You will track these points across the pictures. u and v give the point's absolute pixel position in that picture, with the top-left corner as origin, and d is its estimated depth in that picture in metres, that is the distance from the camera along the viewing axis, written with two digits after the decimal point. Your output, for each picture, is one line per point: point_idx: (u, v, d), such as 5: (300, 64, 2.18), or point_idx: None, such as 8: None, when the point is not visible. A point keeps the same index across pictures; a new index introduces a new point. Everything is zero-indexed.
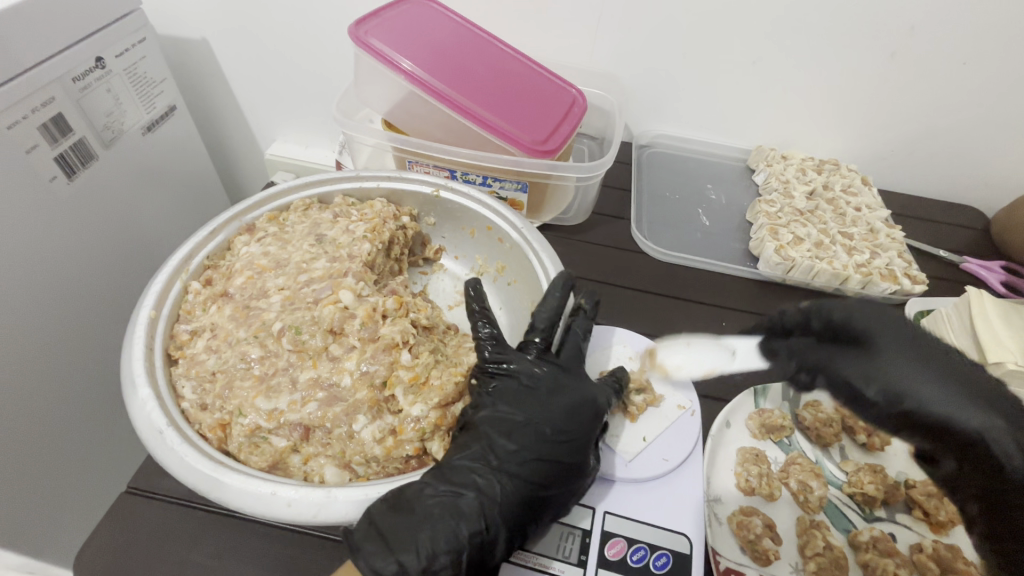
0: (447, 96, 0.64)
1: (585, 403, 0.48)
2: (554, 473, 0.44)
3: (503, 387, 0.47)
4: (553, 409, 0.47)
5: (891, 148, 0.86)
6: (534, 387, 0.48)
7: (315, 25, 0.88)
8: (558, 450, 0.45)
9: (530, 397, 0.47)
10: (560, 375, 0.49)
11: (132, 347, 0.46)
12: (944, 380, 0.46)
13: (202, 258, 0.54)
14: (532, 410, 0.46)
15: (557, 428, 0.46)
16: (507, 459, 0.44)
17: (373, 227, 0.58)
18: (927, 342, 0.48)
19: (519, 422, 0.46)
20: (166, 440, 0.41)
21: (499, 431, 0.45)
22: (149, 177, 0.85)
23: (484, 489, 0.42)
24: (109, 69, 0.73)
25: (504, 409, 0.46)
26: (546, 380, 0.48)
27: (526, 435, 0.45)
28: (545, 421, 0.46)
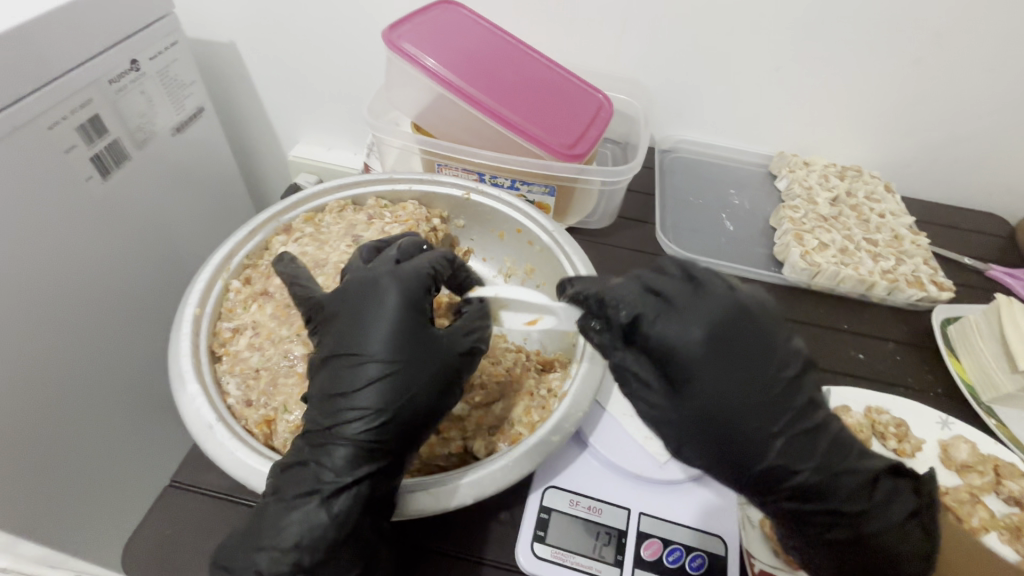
0: (477, 100, 0.65)
1: (389, 320, 0.42)
2: (380, 396, 0.40)
3: (341, 310, 0.44)
4: (359, 338, 0.41)
5: (915, 155, 0.86)
6: (353, 317, 0.43)
7: (343, 30, 0.89)
8: (364, 378, 0.40)
9: (354, 324, 0.42)
10: (378, 292, 0.43)
11: (179, 344, 0.46)
12: (736, 387, 0.38)
13: (241, 257, 0.55)
14: (350, 338, 0.42)
15: (361, 361, 0.41)
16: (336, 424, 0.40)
17: (408, 230, 0.59)
18: (722, 344, 0.39)
19: (344, 365, 0.41)
20: (216, 435, 0.41)
21: (327, 385, 0.41)
22: (177, 177, 0.86)
23: (321, 456, 0.40)
24: (143, 71, 0.74)
25: (333, 349, 0.42)
26: (355, 300, 0.44)
27: (345, 366, 0.41)
28: (363, 357, 0.41)
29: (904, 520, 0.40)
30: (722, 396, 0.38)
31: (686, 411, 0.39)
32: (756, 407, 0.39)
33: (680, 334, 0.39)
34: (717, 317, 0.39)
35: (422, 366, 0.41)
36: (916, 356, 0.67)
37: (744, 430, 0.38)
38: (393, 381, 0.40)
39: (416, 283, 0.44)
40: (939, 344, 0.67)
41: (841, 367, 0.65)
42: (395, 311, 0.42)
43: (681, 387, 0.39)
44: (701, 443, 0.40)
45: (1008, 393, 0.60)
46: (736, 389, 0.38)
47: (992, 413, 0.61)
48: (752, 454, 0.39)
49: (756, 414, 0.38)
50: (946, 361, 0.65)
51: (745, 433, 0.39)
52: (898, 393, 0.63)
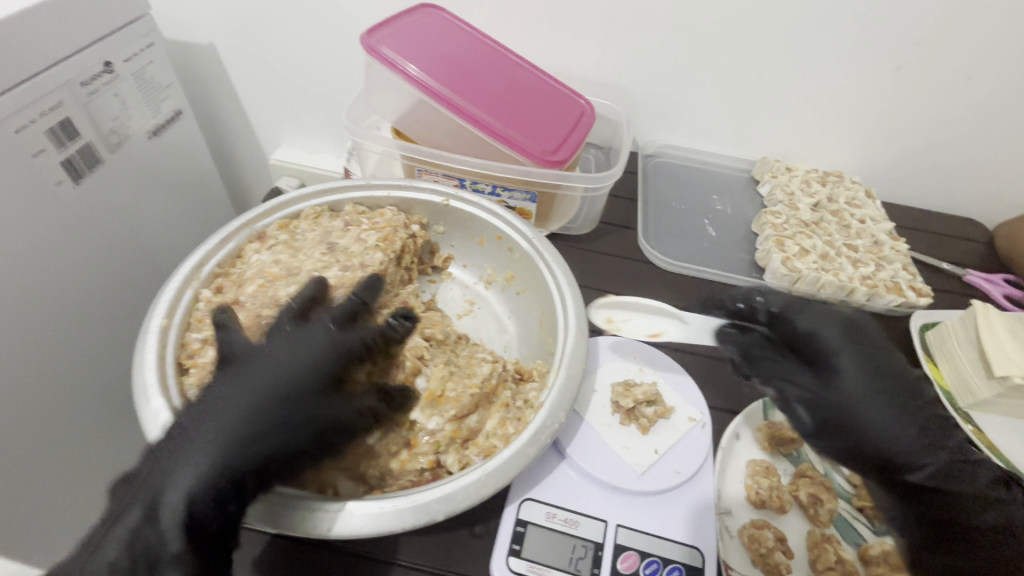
0: (456, 105, 0.65)
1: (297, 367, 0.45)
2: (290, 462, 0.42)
3: (259, 352, 0.46)
4: (259, 379, 0.44)
5: (895, 161, 0.87)
6: (269, 358, 0.45)
7: (325, 32, 0.88)
8: (258, 418, 0.43)
9: (270, 364, 0.45)
10: (298, 338, 0.46)
11: (144, 356, 0.45)
12: (895, 389, 0.49)
13: (212, 266, 0.54)
14: (258, 376, 0.44)
15: (254, 402, 0.43)
16: (230, 457, 0.41)
17: (384, 236, 0.58)
18: (883, 357, 0.50)
19: (249, 402, 0.43)
20: (180, 452, 0.41)
21: (218, 420, 0.42)
22: (153, 181, 0.84)
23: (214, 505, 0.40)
24: (117, 73, 0.72)
25: (238, 386, 0.44)
26: (304, 356, 0.46)
27: (279, 425, 0.43)
28: (267, 396, 0.43)
29: (986, 495, 0.46)
30: (863, 386, 0.48)
31: (830, 395, 0.48)
32: (900, 391, 0.49)
33: (821, 329, 0.50)
34: (849, 328, 0.51)
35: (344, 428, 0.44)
36: None
37: (872, 416, 0.47)
38: (311, 443, 0.43)
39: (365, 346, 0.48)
40: (918, 350, 0.67)
41: None
42: (308, 357, 0.45)
43: (830, 375, 0.49)
44: (839, 426, 0.48)
45: (985, 398, 0.61)
46: (871, 378, 0.49)
47: (969, 419, 0.62)
48: (864, 431, 0.47)
49: (886, 399, 0.48)
50: (925, 367, 0.66)
51: (873, 416, 0.47)
52: None
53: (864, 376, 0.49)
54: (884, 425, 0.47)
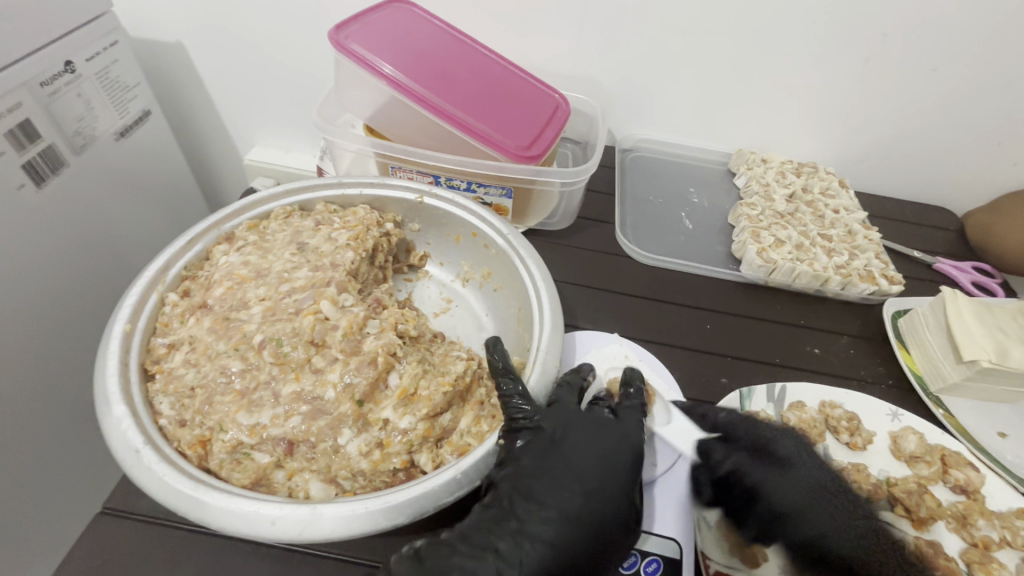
0: (428, 101, 0.64)
1: (625, 456, 0.46)
2: (583, 532, 0.42)
3: (527, 434, 0.46)
4: (585, 458, 0.45)
5: (867, 151, 0.88)
6: (563, 441, 0.46)
7: (295, 27, 0.87)
8: (598, 502, 0.43)
9: (557, 445, 0.45)
10: (589, 421, 0.48)
11: (106, 362, 0.44)
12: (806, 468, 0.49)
13: (179, 269, 0.53)
14: (552, 460, 0.45)
15: (595, 479, 0.44)
16: (530, 520, 0.42)
17: (356, 235, 0.57)
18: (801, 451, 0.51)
19: (547, 479, 0.43)
20: (142, 459, 0.39)
21: (526, 491, 0.43)
22: (122, 183, 0.82)
23: (504, 553, 0.40)
24: (79, 73, 0.70)
25: (527, 468, 0.44)
26: (563, 424, 0.47)
27: (555, 492, 0.43)
28: (572, 473, 0.44)
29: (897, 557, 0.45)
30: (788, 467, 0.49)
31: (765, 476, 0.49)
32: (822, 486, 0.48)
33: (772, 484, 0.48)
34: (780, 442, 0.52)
35: (551, 496, 0.43)
36: (868, 349, 0.69)
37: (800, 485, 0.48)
38: (583, 498, 0.43)
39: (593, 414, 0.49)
40: (890, 337, 0.69)
41: (798, 362, 0.66)
42: (607, 443, 0.46)
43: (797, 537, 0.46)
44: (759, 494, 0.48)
45: (953, 383, 0.61)
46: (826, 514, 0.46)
47: (939, 403, 0.63)
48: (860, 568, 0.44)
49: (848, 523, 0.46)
50: (897, 353, 0.67)
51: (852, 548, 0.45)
52: (851, 387, 0.64)
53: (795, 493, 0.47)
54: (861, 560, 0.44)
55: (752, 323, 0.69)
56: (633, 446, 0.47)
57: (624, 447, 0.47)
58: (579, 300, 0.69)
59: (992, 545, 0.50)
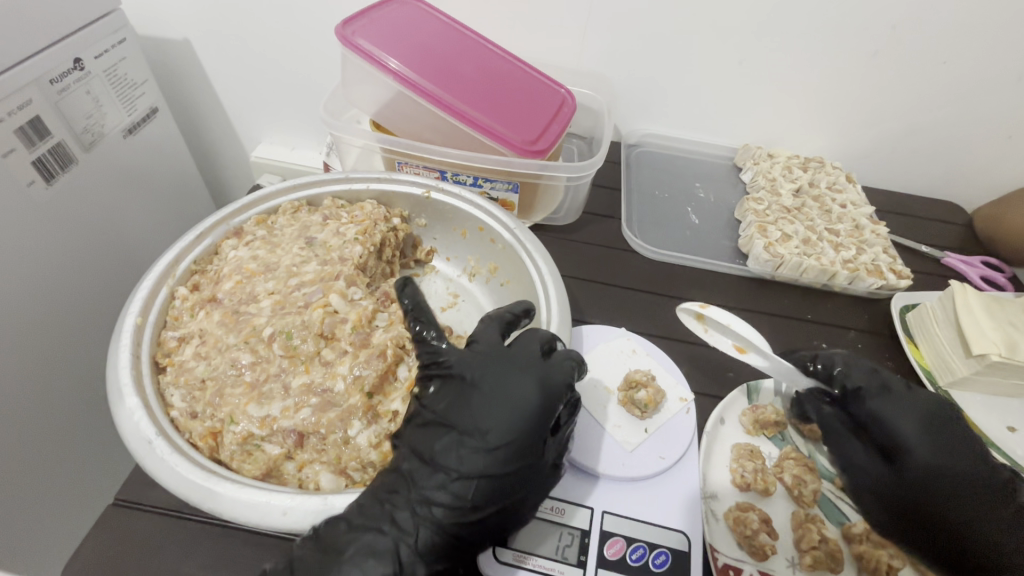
0: (435, 96, 0.64)
1: (532, 401, 0.41)
2: (482, 491, 0.39)
3: (437, 387, 0.43)
4: (488, 409, 0.41)
5: (875, 145, 0.88)
6: (469, 391, 0.42)
7: (303, 25, 0.87)
8: (498, 457, 0.39)
9: (463, 397, 0.42)
10: (498, 367, 0.43)
11: (118, 355, 0.44)
12: (931, 443, 0.48)
13: (188, 263, 0.53)
14: (454, 413, 0.41)
15: (496, 431, 0.40)
16: (427, 485, 0.39)
17: (364, 229, 0.57)
18: (932, 421, 0.49)
19: (446, 437, 0.40)
20: (155, 450, 0.40)
21: (425, 452, 0.40)
22: (131, 181, 0.82)
23: (399, 524, 0.38)
24: (89, 70, 0.71)
25: (429, 425, 0.42)
26: (473, 372, 0.43)
27: (451, 448, 0.40)
28: (472, 428, 0.40)
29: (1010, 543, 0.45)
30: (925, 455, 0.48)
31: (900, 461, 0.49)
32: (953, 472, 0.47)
33: (894, 416, 0.49)
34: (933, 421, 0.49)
35: (447, 454, 0.40)
36: (876, 344, 0.68)
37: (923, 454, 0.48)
38: (483, 452, 0.39)
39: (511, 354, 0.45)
40: (898, 331, 0.68)
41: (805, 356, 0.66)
42: (515, 390, 0.42)
43: (896, 447, 0.49)
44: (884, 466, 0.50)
45: (963, 377, 0.61)
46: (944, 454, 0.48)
47: (948, 397, 0.63)
48: (941, 515, 0.46)
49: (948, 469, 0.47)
50: (905, 347, 0.67)
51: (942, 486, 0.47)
52: None
53: (913, 422, 0.49)
54: (950, 511, 0.46)
55: (759, 318, 0.69)
56: (543, 389, 0.42)
57: (534, 391, 0.42)
58: (585, 294, 0.69)
59: None
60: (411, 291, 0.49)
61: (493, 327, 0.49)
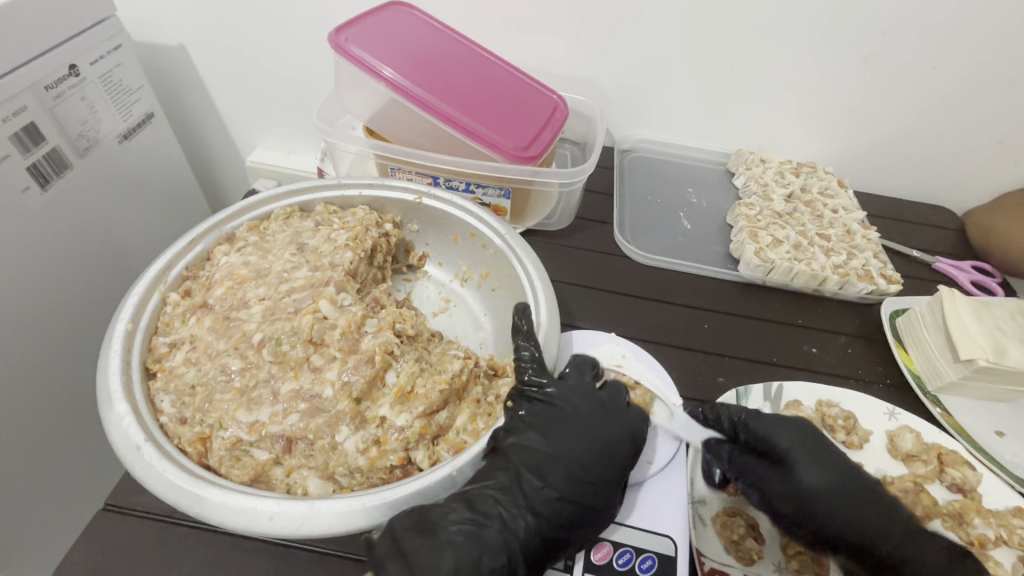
0: (428, 103, 0.64)
1: (629, 435, 0.48)
2: (586, 513, 0.44)
3: (538, 412, 0.48)
4: (591, 438, 0.47)
5: (866, 151, 0.89)
6: (575, 421, 0.48)
7: (297, 30, 0.88)
8: (604, 485, 0.45)
9: (565, 422, 0.47)
10: (596, 400, 0.49)
11: (108, 361, 0.45)
12: (814, 458, 0.50)
13: (180, 269, 0.54)
14: (560, 439, 0.46)
15: (598, 460, 0.46)
16: (534, 497, 0.44)
17: (355, 235, 0.57)
18: (806, 437, 0.51)
19: (554, 462, 0.45)
20: (144, 456, 0.40)
21: (530, 466, 0.45)
22: (125, 185, 0.83)
23: (508, 524, 0.42)
24: (84, 76, 0.71)
25: (534, 444, 0.46)
26: (580, 406, 0.49)
27: (556, 470, 0.45)
28: (577, 453, 0.46)
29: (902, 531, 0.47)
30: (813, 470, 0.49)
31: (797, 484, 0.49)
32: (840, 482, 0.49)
33: (775, 431, 0.51)
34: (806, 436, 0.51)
35: (555, 475, 0.45)
36: (866, 349, 0.69)
37: (810, 470, 0.49)
38: (587, 480, 0.45)
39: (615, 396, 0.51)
40: (889, 336, 0.69)
41: (795, 361, 0.66)
42: (617, 429, 0.48)
43: (791, 469, 0.50)
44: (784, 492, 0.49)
45: (952, 381, 0.61)
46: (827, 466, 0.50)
47: (937, 402, 0.63)
48: (825, 519, 0.48)
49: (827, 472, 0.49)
50: (896, 353, 0.67)
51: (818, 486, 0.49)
52: (848, 386, 0.64)
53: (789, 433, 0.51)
54: (833, 513, 0.48)
55: (749, 322, 0.70)
56: (637, 428, 0.49)
57: (628, 426, 0.48)
58: (575, 299, 0.69)
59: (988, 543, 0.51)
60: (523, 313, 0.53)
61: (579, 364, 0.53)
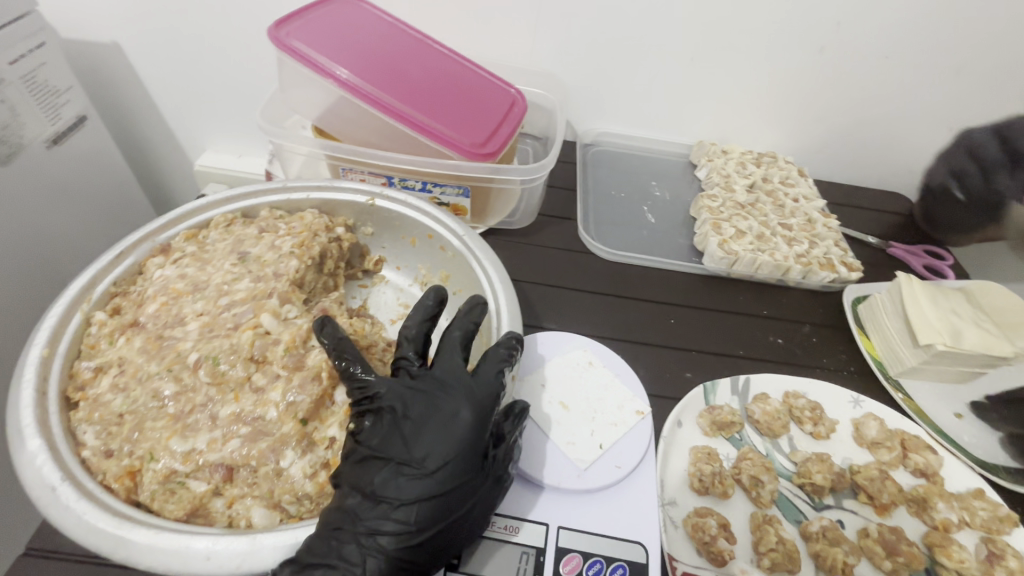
0: (376, 99, 0.61)
1: (468, 419, 0.42)
2: (428, 511, 0.39)
3: (372, 423, 0.42)
4: (426, 433, 0.41)
5: (825, 140, 0.89)
6: (404, 420, 0.41)
7: (240, 25, 0.83)
8: (444, 478, 0.39)
9: (397, 428, 0.41)
10: (427, 392, 0.43)
11: (21, 392, 0.40)
12: None
13: (107, 286, 0.49)
14: (388, 444, 0.40)
15: (434, 456, 0.40)
16: (371, 516, 0.38)
17: (301, 242, 0.54)
18: None
19: (384, 470, 0.39)
20: (60, 497, 0.36)
21: (362, 488, 0.39)
22: (58, 195, 0.77)
23: (349, 556, 0.37)
24: (2, 78, 0.65)
25: (364, 459, 0.40)
26: (410, 399, 0.42)
27: (391, 478, 0.39)
28: (409, 455, 0.40)
29: None
30: None
31: None
32: None
33: None
34: None
35: (388, 487, 0.39)
36: (831, 337, 0.69)
37: None
38: (424, 477, 0.39)
39: (455, 376, 0.44)
40: (850, 323, 0.69)
41: (760, 353, 0.66)
42: (451, 411, 0.42)
43: None
44: None
45: (912, 366, 0.62)
46: None
47: (900, 388, 0.63)
48: None
49: None
50: (857, 339, 0.68)
51: None
52: (813, 375, 0.64)
53: None
54: None
55: (716, 316, 0.69)
56: (475, 409, 0.42)
57: (467, 409, 0.42)
58: (540, 300, 0.67)
59: (952, 527, 0.51)
60: (330, 333, 0.45)
61: (416, 340, 0.48)
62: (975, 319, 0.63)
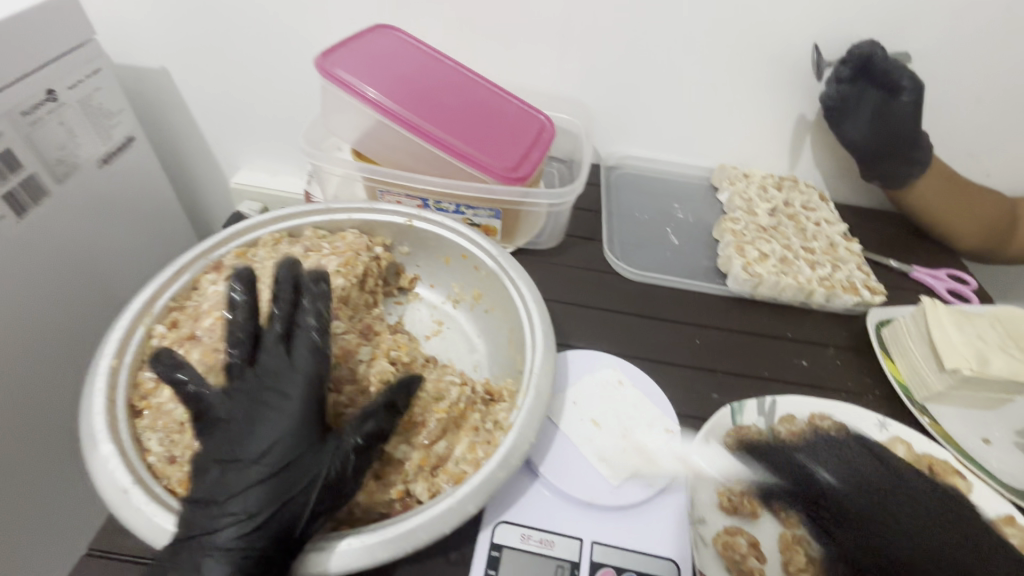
0: (415, 125, 0.65)
1: (298, 396, 0.44)
2: (279, 475, 0.40)
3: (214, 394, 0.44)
4: (256, 408, 0.43)
5: (846, 164, 0.91)
6: (266, 391, 0.44)
7: (282, 52, 0.88)
8: (270, 449, 0.41)
9: (251, 399, 0.43)
10: (283, 365, 0.45)
11: (93, 400, 0.43)
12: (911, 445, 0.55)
13: (166, 300, 0.52)
14: (256, 412, 0.43)
15: (262, 429, 0.42)
16: (246, 473, 0.40)
17: (345, 261, 0.57)
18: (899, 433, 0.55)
19: (223, 437, 0.42)
20: (131, 500, 0.39)
21: (235, 448, 0.41)
22: (106, 211, 0.81)
23: (227, 507, 0.39)
24: (63, 101, 0.70)
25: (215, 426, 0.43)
26: (288, 369, 0.45)
27: (253, 442, 0.41)
28: (274, 421, 0.42)
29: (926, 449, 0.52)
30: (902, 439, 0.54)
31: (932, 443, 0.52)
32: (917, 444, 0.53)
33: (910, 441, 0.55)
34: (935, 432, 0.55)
35: (267, 447, 0.41)
36: (854, 360, 0.70)
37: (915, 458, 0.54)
38: (286, 439, 0.42)
39: (279, 352, 0.46)
40: (874, 347, 0.70)
41: (785, 374, 0.67)
42: (279, 388, 0.44)
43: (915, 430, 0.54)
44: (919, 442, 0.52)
45: (938, 391, 0.63)
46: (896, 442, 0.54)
47: (925, 412, 0.64)
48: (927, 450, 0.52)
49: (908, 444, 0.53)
50: (882, 362, 0.68)
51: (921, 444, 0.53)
52: (839, 398, 0.65)
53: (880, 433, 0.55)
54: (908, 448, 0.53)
55: (741, 337, 0.70)
56: (306, 384, 0.44)
57: (303, 386, 0.44)
58: (569, 319, 0.69)
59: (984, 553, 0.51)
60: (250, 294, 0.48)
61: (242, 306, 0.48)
62: (1001, 345, 0.63)
